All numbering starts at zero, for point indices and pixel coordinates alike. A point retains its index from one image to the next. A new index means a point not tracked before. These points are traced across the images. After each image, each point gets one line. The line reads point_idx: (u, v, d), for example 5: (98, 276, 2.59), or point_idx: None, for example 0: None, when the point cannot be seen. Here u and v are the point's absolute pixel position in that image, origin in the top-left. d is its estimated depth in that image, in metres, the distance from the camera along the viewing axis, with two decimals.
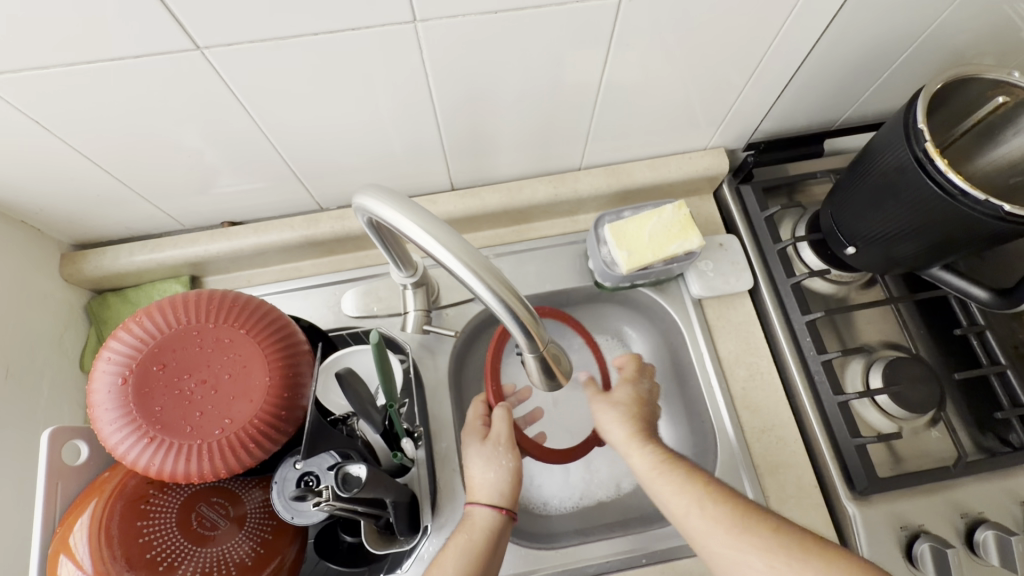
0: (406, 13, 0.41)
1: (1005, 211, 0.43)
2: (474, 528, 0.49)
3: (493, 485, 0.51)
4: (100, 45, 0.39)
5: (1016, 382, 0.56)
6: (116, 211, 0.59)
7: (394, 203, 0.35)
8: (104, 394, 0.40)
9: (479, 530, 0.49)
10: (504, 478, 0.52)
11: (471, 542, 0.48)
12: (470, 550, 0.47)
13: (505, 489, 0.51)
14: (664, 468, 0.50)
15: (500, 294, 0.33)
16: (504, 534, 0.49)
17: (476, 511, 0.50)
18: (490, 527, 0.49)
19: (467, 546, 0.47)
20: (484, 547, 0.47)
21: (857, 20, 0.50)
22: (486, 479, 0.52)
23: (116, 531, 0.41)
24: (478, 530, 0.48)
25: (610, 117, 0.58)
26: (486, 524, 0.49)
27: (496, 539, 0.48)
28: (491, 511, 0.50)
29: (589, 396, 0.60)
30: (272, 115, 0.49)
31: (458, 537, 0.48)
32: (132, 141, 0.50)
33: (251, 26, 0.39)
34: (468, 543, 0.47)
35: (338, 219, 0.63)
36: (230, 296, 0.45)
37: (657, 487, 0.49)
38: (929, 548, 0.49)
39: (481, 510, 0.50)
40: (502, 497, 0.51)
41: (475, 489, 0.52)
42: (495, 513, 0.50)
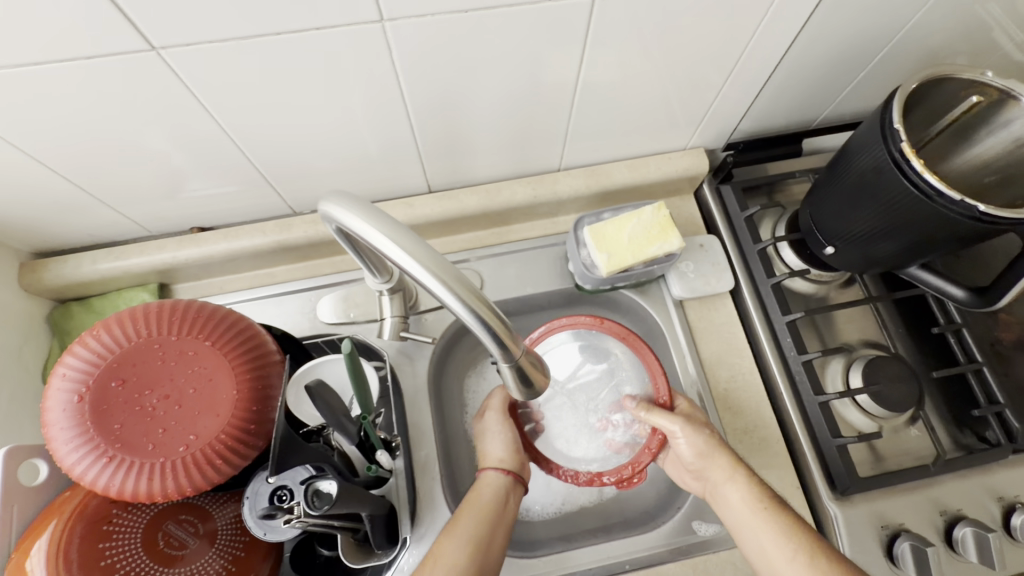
0: (373, 11, 0.39)
1: (980, 211, 0.43)
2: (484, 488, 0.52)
3: (497, 453, 0.55)
4: (47, 45, 0.37)
5: (993, 381, 0.56)
6: (77, 219, 0.57)
7: (359, 211, 0.33)
8: (59, 413, 0.38)
9: (489, 489, 0.52)
10: (505, 446, 0.56)
11: (482, 499, 0.51)
12: (481, 506, 0.51)
13: (509, 454, 0.55)
14: (776, 506, 0.48)
15: (470, 304, 0.32)
16: (513, 495, 0.53)
17: (486, 475, 0.54)
18: (499, 488, 0.53)
19: (480, 504, 0.51)
20: (495, 505, 0.51)
21: (832, 19, 0.50)
22: (491, 447, 0.56)
23: (75, 555, 0.39)
24: (488, 489, 0.52)
25: (588, 117, 0.58)
26: (495, 484, 0.53)
27: (504, 497, 0.52)
28: (500, 474, 0.54)
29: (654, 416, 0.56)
30: (238, 118, 0.48)
31: (470, 498, 0.52)
32: (90, 146, 0.47)
33: (210, 25, 0.38)
34: (479, 500, 0.51)
35: (311, 223, 0.62)
36: (193, 306, 0.43)
37: (763, 527, 0.48)
38: (910, 547, 0.49)
39: (490, 473, 0.54)
40: (506, 461, 0.55)
41: (484, 457, 0.56)
42: (502, 475, 0.54)
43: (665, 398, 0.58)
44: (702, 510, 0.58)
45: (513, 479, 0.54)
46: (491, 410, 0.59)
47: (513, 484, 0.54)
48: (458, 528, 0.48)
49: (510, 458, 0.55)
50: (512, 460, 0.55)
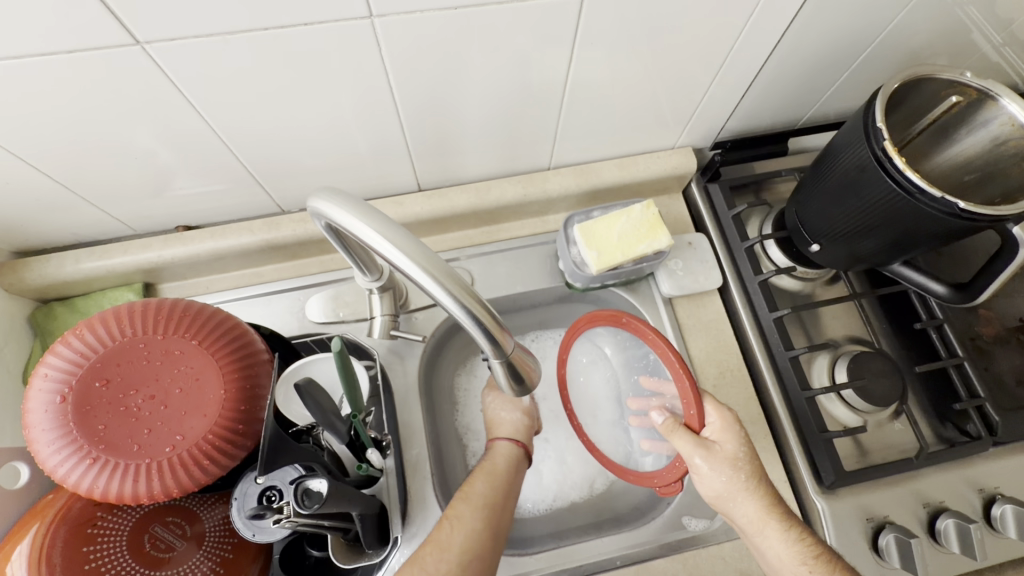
0: (362, 8, 0.39)
1: (960, 208, 0.44)
2: (498, 457, 0.54)
3: (511, 423, 0.57)
4: (26, 39, 0.37)
5: (973, 374, 0.58)
6: (59, 218, 0.56)
7: (351, 208, 0.33)
8: (40, 414, 0.37)
9: (501, 457, 0.54)
10: (519, 417, 0.58)
11: (495, 467, 0.53)
12: (493, 473, 0.52)
13: (521, 426, 0.57)
14: (818, 563, 0.47)
15: (463, 301, 0.32)
16: (522, 466, 0.55)
17: (498, 445, 0.55)
18: (512, 458, 0.54)
19: (491, 470, 0.52)
20: (507, 472, 0.53)
21: (816, 20, 0.51)
22: (505, 417, 0.58)
23: (59, 559, 0.39)
24: (501, 458, 0.54)
25: (578, 116, 0.58)
26: (508, 454, 0.54)
27: (516, 466, 0.54)
28: (512, 445, 0.55)
29: (678, 438, 0.52)
30: (226, 115, 0.47)
31: (483, 466, 0.53)
32: (72, 144, 0.47)
33: (195, 20, 0.37)
34: (492, 468, 0.53)
35: (300, 222, 0.61)
36: (180, 305, 0.43)
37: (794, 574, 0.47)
38: (894, 539, 0.50)
39: (502, 443, 0.55)
40: (518, 433, 0.57)
41: (497, 426, 0.57)
42: (514, 445, 0.55)
43: (697, 424, 0.52)
44: (692, 505, 0.58)
45: (523, 450, 0.56)
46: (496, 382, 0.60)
47: (523, 455, 0.55)
48: (472, 493, 0.49)
49: (522, 431, 0.57)
50: (523, 434, 0.57)
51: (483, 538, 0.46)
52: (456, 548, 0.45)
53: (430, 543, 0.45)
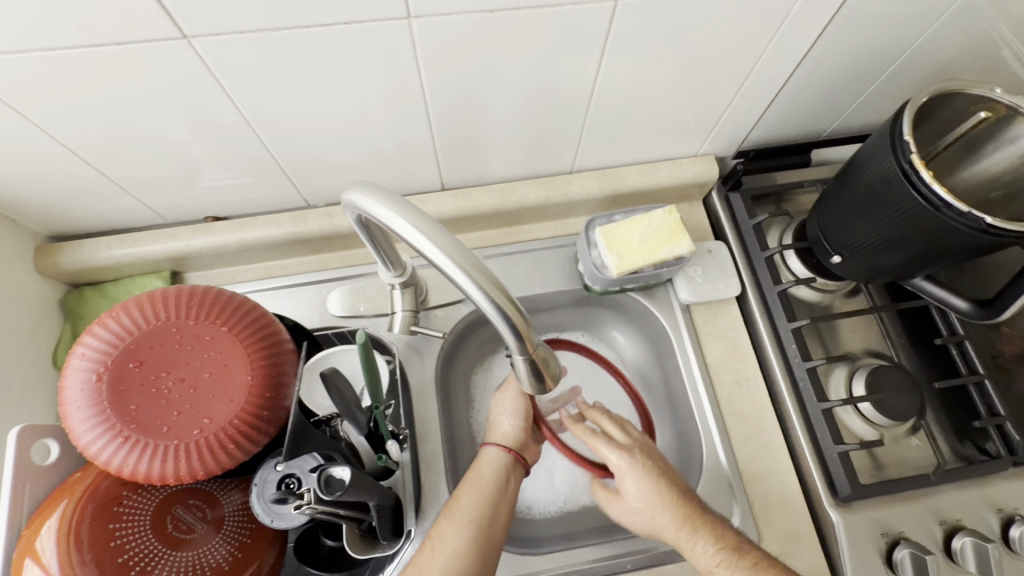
0: (401, 9, 0.40)
1: (987, 223, 0.44)
2: (485, 465, 0.53)
3: (504, 429, 0.55)
4: (77, 31, 0.38)
5: (994, 393, 0.57)
6: (95, 205, 0.57)
7: (386, 202, 0.34)
8: (76, 392, 0.38)
9: (488, 467, 0.53)
10: (514, 424, 0.56)
11: (482, 478, 0.52)
12: (481, 485, 0.51)
13: (514, 433, 0.55)
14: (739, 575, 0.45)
15: (492, 295, 0.32)
16: (513, 474, 0.53)
17: (487, 451, 0.54)
18: (500, 467, 0.53)
19: (479, 482, 0.51)
20: (495, 483, 0.51)
21: (845, 33, 0.51)
22: (500, 422, 0.56)
23: (87, 534, 0.40)
24: (487, 467, 0.52)
25: (603, 121, 0.59)
26: (494, 463, 0.53)
27: (506, 474, 0.53)
28: (501, 452, 0.54)
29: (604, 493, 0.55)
30: (263, 111, 0.49)
31: (471, 476, 0.52)
32: (112, 134, 0.48)
33: (239, 17, 0.39)
34: (480, 478, 0.52)
35: (326, 217, 0.62)
36: (211, 293, 0.44)
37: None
38: (909, 555, 0.50)
39: (492, 450, 0.54)
40: (510, 439, 0.55)
41: (493, 430, 0.56)
42: (503, 453, 0.54)
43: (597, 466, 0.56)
44: None
45: (515, 458, 0.54)
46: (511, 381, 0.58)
47: (515, 463, 0.54)
48: (456, 509, 0.49)
49: (514, 437, 0.55)
50: (516, 440, 0.55)
51: (468, 559, 0.46)
52: (437, 569, 0.45)
53: (413, 564, 0.46)
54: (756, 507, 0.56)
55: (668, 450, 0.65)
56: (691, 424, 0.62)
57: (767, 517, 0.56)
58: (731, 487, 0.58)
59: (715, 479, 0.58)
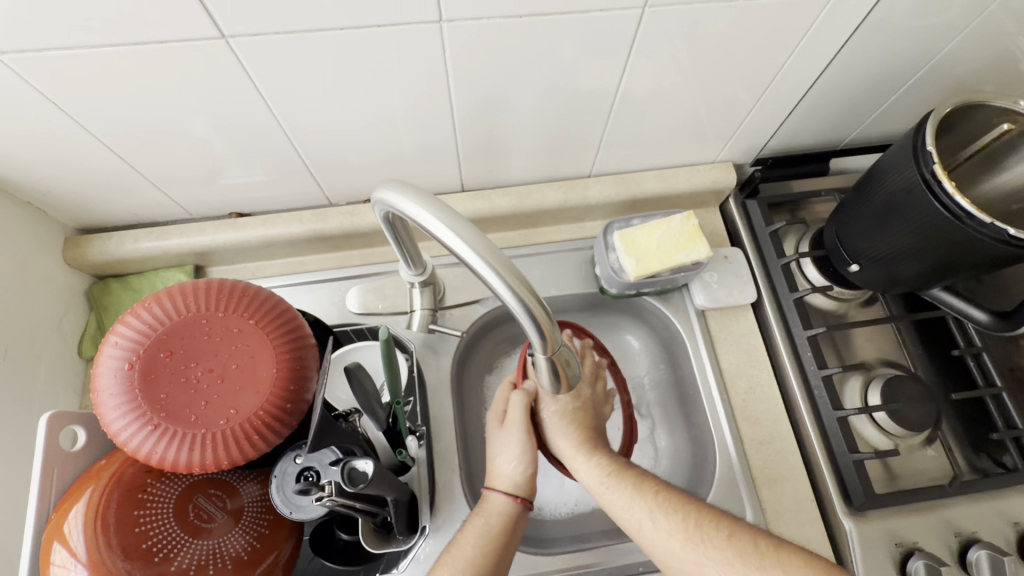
0: (433, 12, 0.41)
1: (1010, 235, 0.44)
2: (494, 513, 0.50)
3: (511, 476, 0.52)
4: (116, 28, 0.39)
5: (1012, 406, 0.57)
6: (124, 198, 0.59)
7: (417, 199, 0.35)
8: (109, 379, 0.39)
9: (497, 515, 0.49)
10: (521, 470, 0.52)
11: (489, 527, 0.49)
12: (487, 533, 0.48)
13: (522, 479, 0.52)
14: (614, 475, 0.50)
15: (520, 294, 0.33)
16: (523, 517, 0.51)
17: (492, 497, 0.51)
18: (507, 514, 0.50)
19: (485, 531, 0.48)
20: (503, 532, 0.49)
21: (869, 43, 0.52)
22: (505, 467, 0.52)
23: (113, 520, 0.40)
24: (495, 517, 0.49)
25: (623, 127, 0.59)
26: (502, 510, 0.50)
27: (513, 522, 0.50)
28: (509, 499, 0.50)
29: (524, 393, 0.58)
30: (293, 111, 0.50)
31: (475, 520, 0.49)
32: (145, 130, 0.50)
33: (276, 17, 0.40)
34: (485, 524, 0.49)
35: (347, 215, 0.63)
36: (239, 286, 0.45)
37: (649, 534, 0.46)
38: (924, 565, 0.49)
39: (498, 497, 0.51)
40: (518, 486, 0.51)
41: (494, 474, 0.53)
42: (514, 501, 0.50)
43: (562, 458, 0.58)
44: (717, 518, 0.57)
45: (523, 504, 0.51)
46: (512, 423, 0.54)
47: (522, 509, 0.51)
48: (457, 557, 0.47)
49: (523, 485, 0.52)
50: (525, 487, 0.52)
51: None
52: None
53: None
54: (768, 513, 0.57)
55: (679, 455, 0.65)
56: (704, 428, 0.62)
57: (779, 523, 0.56)
58: (743, 493, 0.58)
59: (727, 483, 0.58)
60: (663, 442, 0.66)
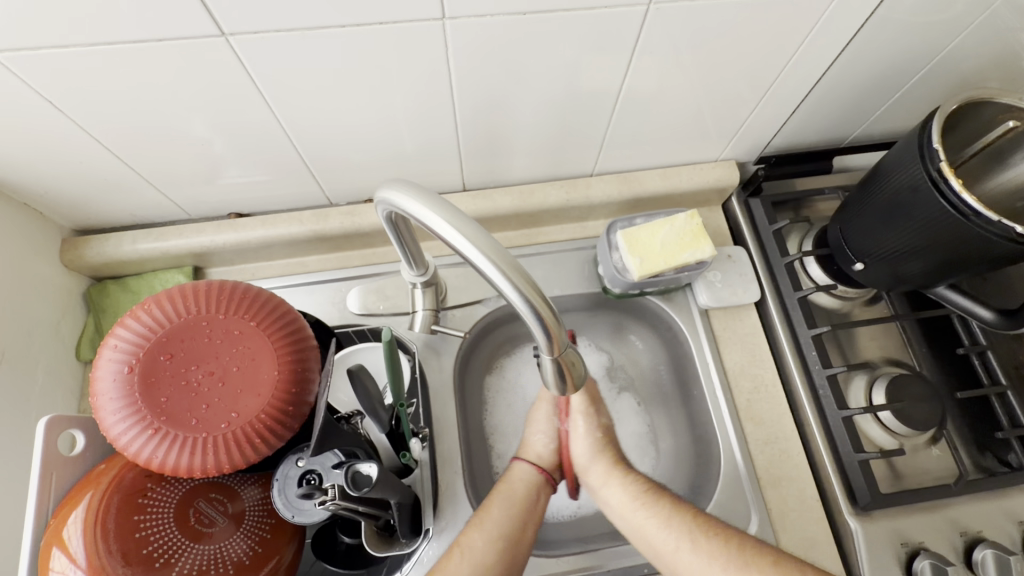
0: (436, 10, 0.41)
1: (1017, 233, 0.44)
2: (517, 479, 0.56)
3: (539, 448, 0.60)
4: (113, 26, 0.39)
5: (1017, 404, 0.57)
6: (122, 199, 0.58)
7: (421, 198, 0.34)
8: (108, 383, 0.39)
9: (521, 482, 0.56)
10: (550, 446, 0.60)
11: (515, 492, 0.55)
12: (512, 504, 0.54)
13: (548, 455, 0.60)
14: (648, 497, 0.55)
15: (526, 294, 0.33)
16: (542, 494, 0.57)
17: (519, 466, 0.58)
18: (532, 484, 0.56)
19: (512, 497, 0.54)
20: (526, 499, 0.55)
21: (873, 40, 0.51)
22: (535, 441, 0.60)
23: (113, 525, 0.40)
24: (520, 482, 0.56)
25: (626, 125, 0.59)
26: (526, 479, 0.56)
27: (537, 491, 0.56)
28: (533, 470, 0.58)
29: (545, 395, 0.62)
30: (293, 110, 0.49)
31: (503, 487, 0.55)
32: (145, 130, 0.49)
33: (277, 15, 0.39)
34: (512, 492, 0.55)
35: (348, 215, 0.63)
36: (240, 287, 0.44)
37: (682, 557, 0.50)
38: (930, 565, 0.49)
39: (523, 466, 0.58)
40: (542, 460, 0.60)
41: (526, 446, 0.60)
42: (536, 472, 0.58)
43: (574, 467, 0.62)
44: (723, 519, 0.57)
45: (545, 477, 0.58)
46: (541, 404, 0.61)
47: (545, 482, 0.58)
48: (486, 522, 0.52)
49: (547, 460, 0.60)
50: (548, 462, 0.60)
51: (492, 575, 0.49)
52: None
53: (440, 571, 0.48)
54: (774, 514, 0.56)
55: (682, 456, 0.65)
56: (708, 429, 0.62)
57: (784, 523, 0.56)
58: (748, 493, 0.57)
59: (731, 483, 0.58)
60: (665, 444, 0.66)
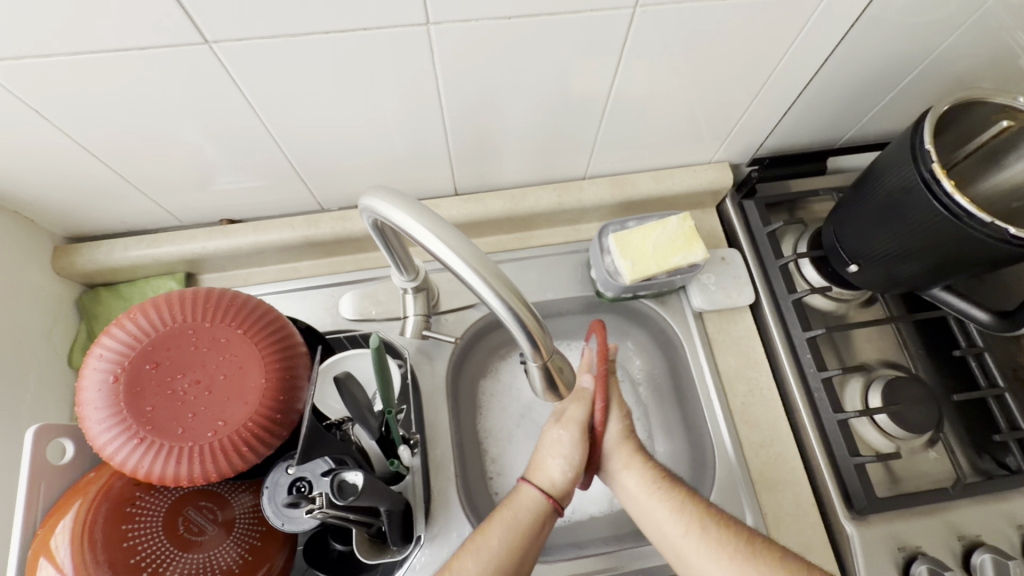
0: (420, 16, 0.41)
1: (1011, 234, 0.43)
2: (523, 505, 0.52)
3: (552, 473, 0.55)
4: (98, 35, 0.39)
5: (1015, 407, 0.57)
6: (113, 206, 0.58)
7: (404, 206, 0.34)
8: (93, 393, 0.39)
9: (525, 510, 0.52)
10: (566, 471, 0.55)
11: (517, 521, 0.51)
12: (514, 526, 0.51)
13: (561, 483, 0.55)
14: (663, 483, 0.54)
15: (509, 302, 0.32)
16: (550, 518, 0.53)
17: (526, 489, 0.54)
18: (535, 509, 0.52)
19: (512, 524, 0.51)
20: (529, 528, 0.51)
21: (865, 41, 0.51)
22: (549, 463, 0.56)
23: (100, 535, 0.40)
24: (525, 512, 0.52)
25: (617, 128, 0.58)
26: (531, 505, 0.53)
27: (541, 518, 0.52)
28: (542, 497, 0.53)
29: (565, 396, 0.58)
30: (282, 116, 0.49)
31: (504, 513, 0.52)
32: (133, 138, 0.49)
33: (262, 22, 0.39)
34: (513, 518, 0.51)
35: (339, 220, 0.63)
36: (227, 295, 0.44)
37: (690, 545, 0.49)
38: (927, 570, 0.48)
39: (532, 491, 0.54)
40: (554, 487, 0.54)
41: (539, 468, 0.56)
42: (545, 499, 0.53)
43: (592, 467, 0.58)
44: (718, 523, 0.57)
45: (554, 506, 0.53)
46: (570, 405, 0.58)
47: (552, 510, 0.53)
48: (482, 548, 0.49)
49: (559, 487, 0.54)
50: (560, 490, 0.55)
51: None
52: None
53: None
54: (769, 518, 0.56)
55: (678, 459, 0.64)
56: (703, 432, 0.61)
57: (780, 527, 0.55)
58: (743, 497, 0.57)
59: (726, 486, 0.58)
60: (661, 448, 0.66)
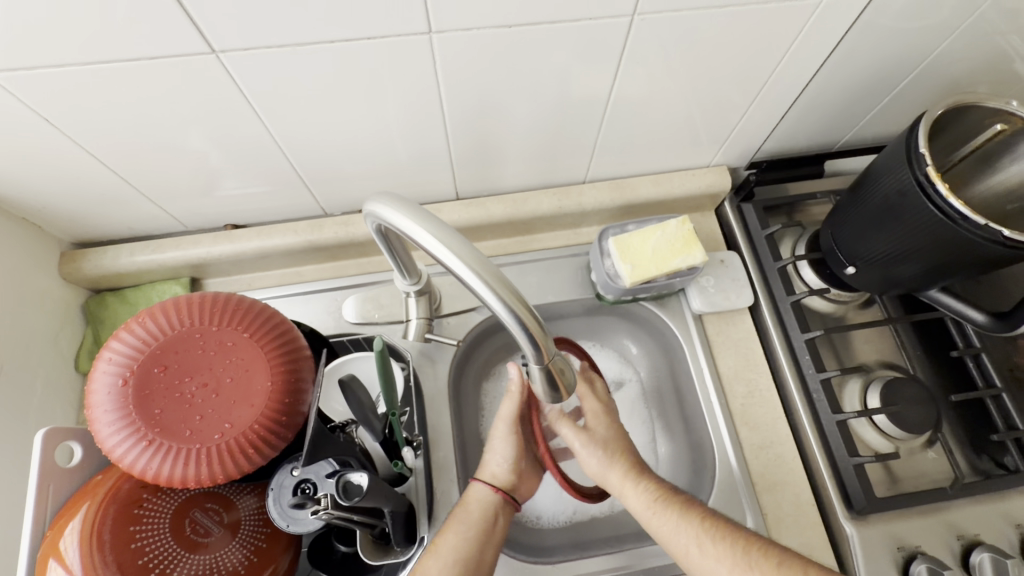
0: (423, 24, 0.41)
1: (1005, 236, 0.44)
2: (472, 504, 0.53)
3: (495, 470, 0.56)
4: (107, 45, 0.39)
5: (1011, 406, 0.57)
6: (118, 212, 0.59)
7: (408, 212, 0.35)
8: (103, 396, 0.39)
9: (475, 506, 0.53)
10: (505, 465, 0.56)
11: (471, 518, 0.52)
12: (469, 524, 0.51)
13: (502, 475, 0.56)
14: (660, 500, 0.53)
15: (510, 304, 0.33)
16: (501, 513, 0.54)
17: (476, 486, 0.55)
18: (487, 504, 0.53)
19: (466, 524, 0.51)
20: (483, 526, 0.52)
21: (859, 47, 0.52)
22: (490, 461, 0.57)
23: (109, 536, 0.40)
24: (476, 507, 0.53)
25: (616, 132, 0.59)
26: (483, 500, 0.53)
27: (494, 512, 0.53)
28: (488, 491, 0.54)
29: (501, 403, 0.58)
30: (287, 124, 0.50)
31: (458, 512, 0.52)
32: (139, 145, 0.50)
33: (267, 32, 0.40)
34: (466, 516, 0.52)
35: (342, 225, 0.64)
36: (233, 299, 0.45)
37: (694, 557, 0.49)
38: (926, 569, 0.49)
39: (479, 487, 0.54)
40: (498, 479, 0.56)
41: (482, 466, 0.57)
42: (491, 494, 0.54)
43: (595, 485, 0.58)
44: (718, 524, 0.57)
45: (503, 497, 0.54)
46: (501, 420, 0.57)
47: (503, 503, 0.54)
48: (442, 548, 0.50)
49: (503, 479, 0.56)
50: (505, 482, 0.56)
51: None
52: None
53: None
54: (769, 518, 0.56)
55: (680, 458, 0.65)
56: (703, 433, 0.62)
57: (780, 528, 0.56)
58: (744, 498, 0.57)
59: (726, 487, 0.58)
60: (663, 447, 0.66)
